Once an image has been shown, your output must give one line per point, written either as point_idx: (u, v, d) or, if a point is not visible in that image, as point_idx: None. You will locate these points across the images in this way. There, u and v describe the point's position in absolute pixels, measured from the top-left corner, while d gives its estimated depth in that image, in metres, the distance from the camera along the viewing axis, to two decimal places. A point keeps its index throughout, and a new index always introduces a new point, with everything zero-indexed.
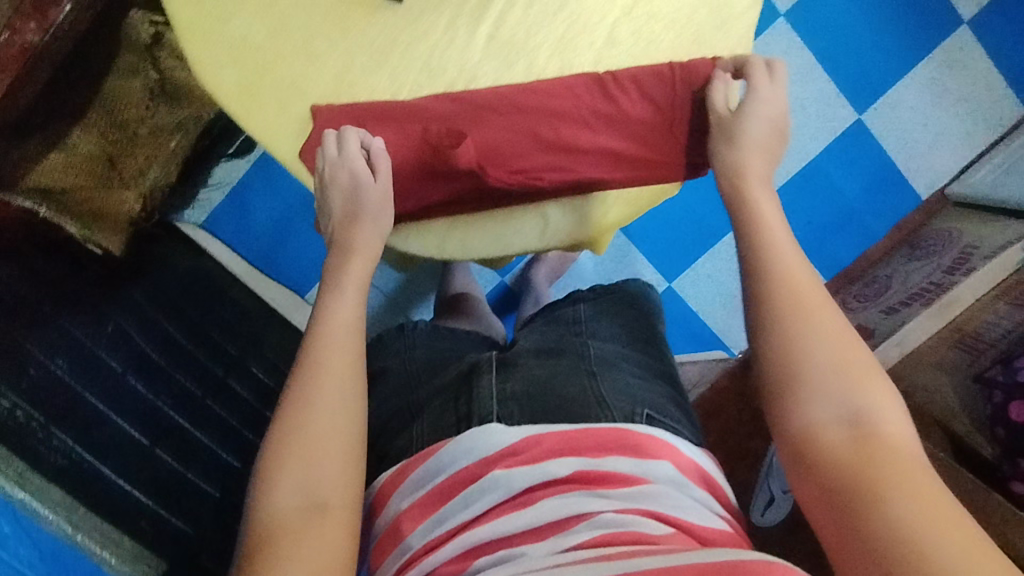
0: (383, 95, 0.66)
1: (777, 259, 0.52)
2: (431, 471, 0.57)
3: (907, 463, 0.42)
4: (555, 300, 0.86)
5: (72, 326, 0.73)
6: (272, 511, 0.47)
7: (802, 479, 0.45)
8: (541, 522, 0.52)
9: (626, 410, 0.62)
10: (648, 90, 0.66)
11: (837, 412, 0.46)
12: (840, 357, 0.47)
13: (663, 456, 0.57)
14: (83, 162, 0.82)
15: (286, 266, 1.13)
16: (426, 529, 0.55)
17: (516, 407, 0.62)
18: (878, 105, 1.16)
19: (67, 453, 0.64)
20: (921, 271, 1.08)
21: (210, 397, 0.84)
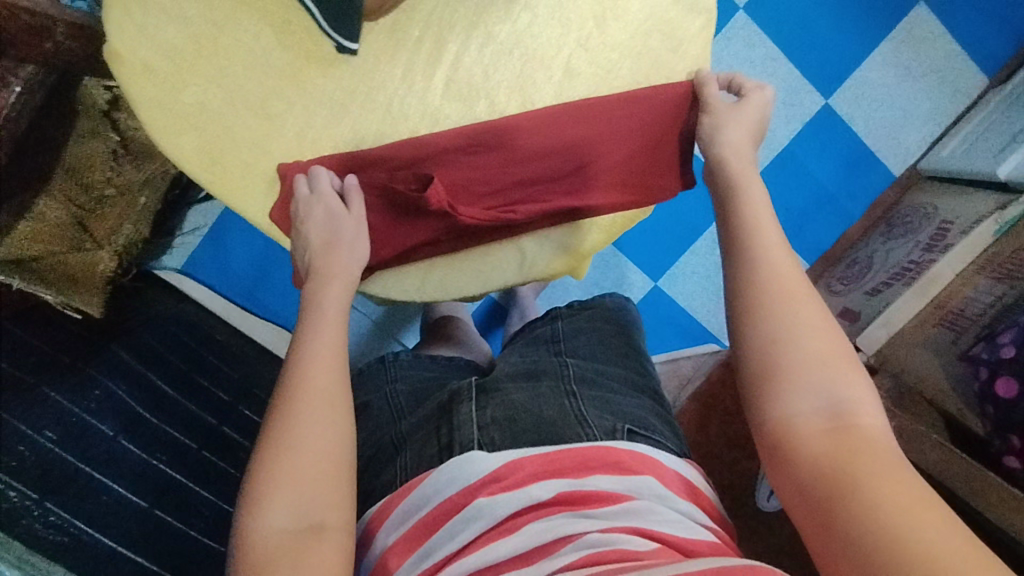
0: (347, 147, 0.66)
1: (759, 255, 0.52)
2: (413, 506, 0.55)
3: (886, 455, 0.43)
4: (532, 320, 0.86)
5: (53, 393, 0.74)
6: (257, 545, 0.45)
7: (783, 472, 0.46)
8: (527, 547, 0.49)
9: (607, 427, 0.61)
10: (610, 119, 0.67)
11: (817, 403, 0.46)
12: (822, 351, 0.47)
13: (645, 472, 0.56)
14: (51, 231, 0.76)
15: (268, 300, 1.07)
16: (412, 565, 0.52)
17: (496, 431, 0.60)
18: (843, 90, 1.17)
19: (64, 528, 0.64)
20: (901, 249, 1.09)
21: (210, 451, 0.83)
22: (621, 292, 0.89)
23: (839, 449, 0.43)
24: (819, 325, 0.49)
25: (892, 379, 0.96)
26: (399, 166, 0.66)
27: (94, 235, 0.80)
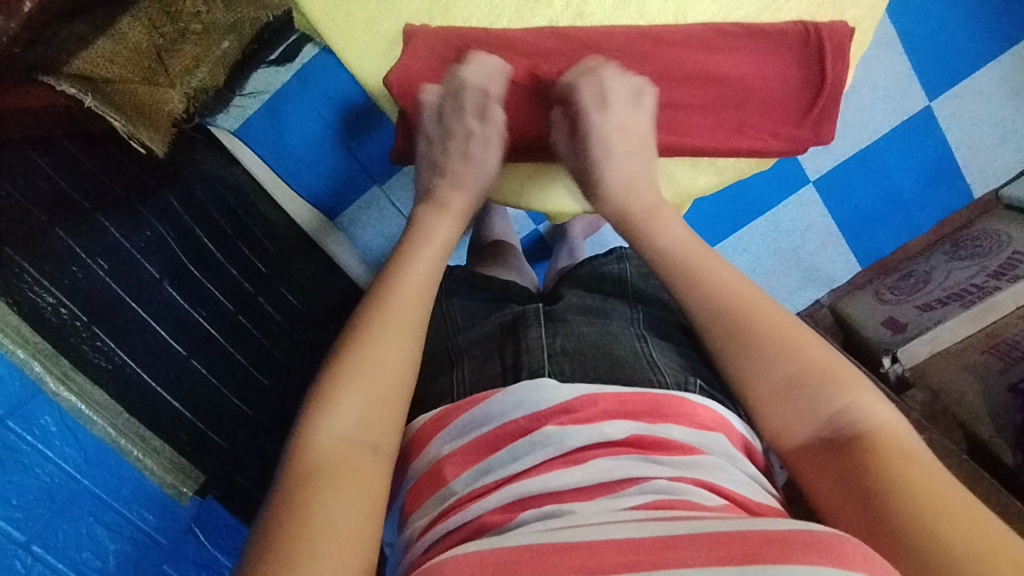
0: (478, 22, 0.70)
1: (713, 279, 0.57)
2: (476, 421, 0.57)
3: (909, 460, 0.46)
4: (596, 258, 0.85)
5: (108, 224, 0.71)
6: (318, 451, 0.47)
7: (820, 490, 0.49)
8: (592, 481, 0.51)
9: (679, 378, 0.63)
10: (750, 56, 0.69)
11: (819, 424, 0.50)
12: (800, 365, 0.52)
13: (718, 430, 0.57)
14: (130, 54, 0.74)
15: (318, 184, 0.97)
16: (469, 477, 0.54)
17: (566, 362, 0.62)
18: (951, 93, 1.11)
19: (111, 358, 0.68)
20: (964, 271, 1.07)
21: (247, 318, 0.83)
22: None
23: (848, 455, 0.47)
24: (794, 340, 0.53)
25: (929, 397, 0.93)
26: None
27: (168, 70, 0.78)
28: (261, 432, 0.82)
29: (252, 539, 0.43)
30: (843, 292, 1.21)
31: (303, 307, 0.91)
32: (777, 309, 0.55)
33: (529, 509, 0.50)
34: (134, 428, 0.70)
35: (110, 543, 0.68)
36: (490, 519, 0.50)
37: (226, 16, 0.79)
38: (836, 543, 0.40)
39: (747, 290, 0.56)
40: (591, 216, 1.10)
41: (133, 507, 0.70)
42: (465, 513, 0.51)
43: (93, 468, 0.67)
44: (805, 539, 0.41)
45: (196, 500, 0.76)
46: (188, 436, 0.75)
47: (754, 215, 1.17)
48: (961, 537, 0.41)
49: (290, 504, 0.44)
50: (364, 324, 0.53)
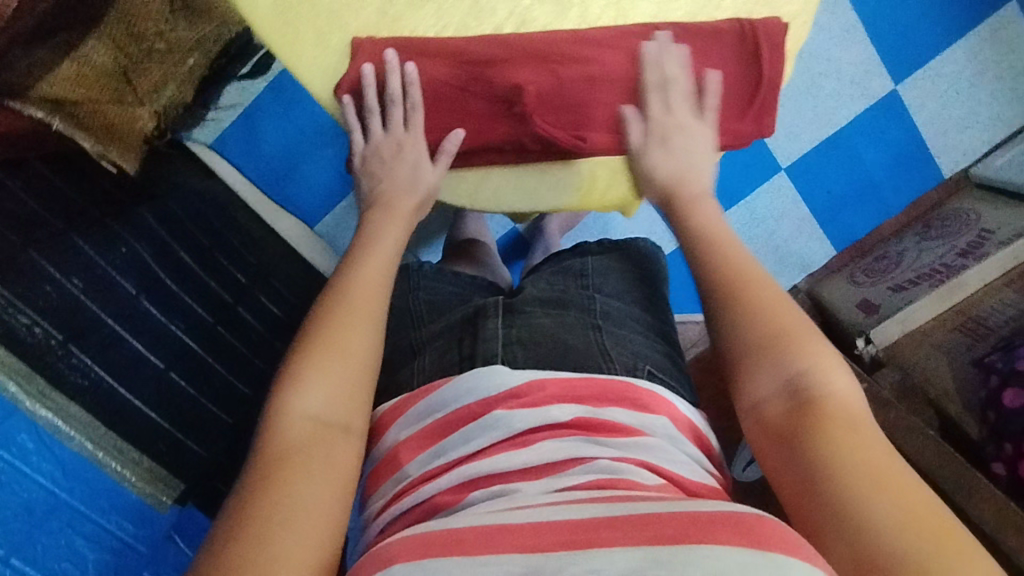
0: (425, 33, 0.66)
1: (717, 254, 0.60)
2: (432, 407, 0.59)
3: (867, 440, 0.46)
4: (561, 250, 0.86)
5: (83, 244, 0.73)
6: (287, 428, 0.49)
7: (768, 451, 0.50)
8: (538, 461, 0.53)
9: (628, 363, 0.66)
10: (702, 55, 0.69)
11: (779, 388, 0.51)
12: (775, 334, 0.54)
13: (659, 412, 0.59)
14: (96, 75, 0.73)
15: (294, 192, 1.02)
16: (423, 460, 0.56)
17: (519, 350, 0.65)
18: (916, 77, 1.13)
19: (86, 373, 0.69)
20: (934, 251, 1.08)
21: (225, 327, 0.85)
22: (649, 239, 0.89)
23: (798, 421, 0.49)
24: (780, 316, 0.55)
25: (899, 376, 0.94)
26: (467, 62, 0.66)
27: (137, 89, 0.77)
28: (241, 440, 0.83)
29: (220, 518, 0.45)
30: (820, 276, 1.22)
31: (286, 314, 0.92)
32: (773, 288, 0.57)
33: (478, 490, 0.52)
34: (113, 444, 0.70)
35: (87, 554, 0.67)
36: (439, 500, 0.52)
37: (187, 34, 0.78)
38: (757, 525, 0.42)
39: (749, 271, 0.58)
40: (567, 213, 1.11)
41: (111, 517, 0.70)
42: (417, 495, 0.53)
43: (70, 482, 0.67)
44: (728, 520, 0.43)
45: (175, 508, 0.76)
46: (167, 446, 0.75)
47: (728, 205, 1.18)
48: (885, 503, 0.42)
49: (257, 479, 0.46)
50: (327, 311, 0.56)
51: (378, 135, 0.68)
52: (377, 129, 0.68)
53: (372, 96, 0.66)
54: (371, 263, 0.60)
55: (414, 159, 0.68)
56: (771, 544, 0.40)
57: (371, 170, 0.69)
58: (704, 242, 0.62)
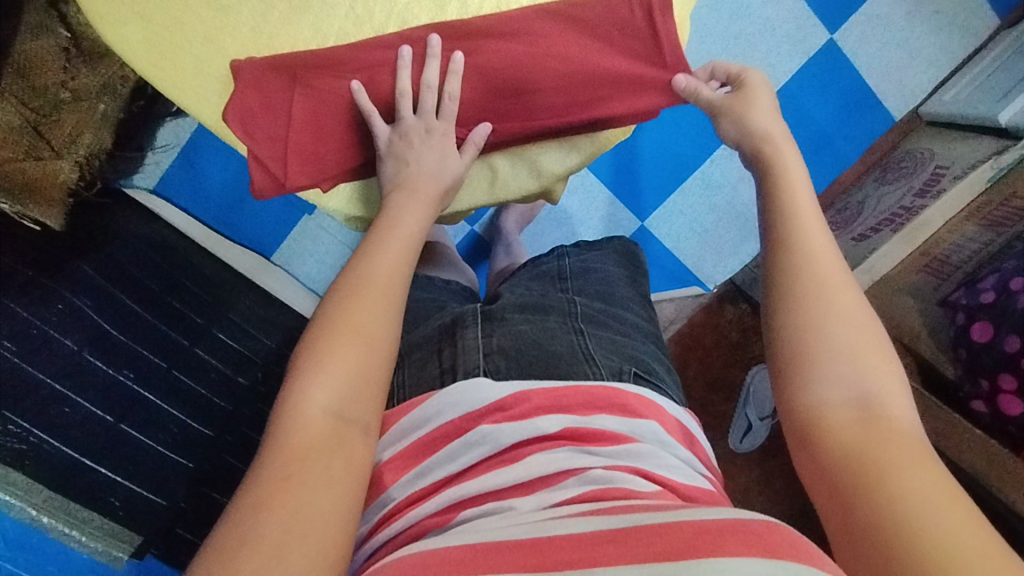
0: (306, 45, 0.63)
1: (801, 242, 0.52)
2: (414, 425, 0.58)
3: (914, 449, 0.43)
4: (538, 256, 0.85)
5: (16, 306, 0.71)
6: (304, 423, 0.46)
7: (805, 458, 0.47)
8: (529, 476, 0.51)
9: (613, 367, 0.63)
10: (606, 30, 0.67)
11: (849, 395, 0.46)
12: (856, 344, 0.48)
13: (649, 416, 0.58)
14: (2, 135, 0.72)
15: (244, 224, 1.01)
16: (406, 482, 0.55)
17: (501, 360, 0.62)
18: (850, 24, 1.12)
19: (24, 437, 0.67)
20: (893, 194, 1.07)
21: (181, 370, 0.83)
22: (624, 235, 0.89)
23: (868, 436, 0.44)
24: (856, 319, 0.49)
25: None
26: (357, 69, 0.63)
27: (51, 143, 0.77)
28: (205, 482, 0.80)
29: (227, 512, 0.43)
30: None
31: (249, 350, 0.91)
32: (851, 289, 0.51)
33: (468, 509, 0.50)
34: (58, 507, 0.66)
35: None
36: (427, 523, 0.51)
37: (92, 79, 0.79)
38: (767, 535, 0.40)
39: (835, 271, 0.51)
40: (523, 208, 1.10)
41: None
42: (403, 521, 0.52)
43: (11, 551, 0.64)
44: (739, 529, 0.41)
45: (132, 562, 0.71)
46: (120, 500, 0.72)
47: (684, 176, 1.16)
48: (949, 529, 0.37)
49: (265, 477, 0.43)
50: (344, 290, 0.52)
51: (384, 138, 0.63)
52: (409, 114, 0.63)
53: (406, 79, 0.63)
54: (392, 246, 0.56)
55: (440, 148, 0.63)
56: (782, 554, 0.38)
57: (398, 153, 0.62)
58: (791, 229, 0.53)
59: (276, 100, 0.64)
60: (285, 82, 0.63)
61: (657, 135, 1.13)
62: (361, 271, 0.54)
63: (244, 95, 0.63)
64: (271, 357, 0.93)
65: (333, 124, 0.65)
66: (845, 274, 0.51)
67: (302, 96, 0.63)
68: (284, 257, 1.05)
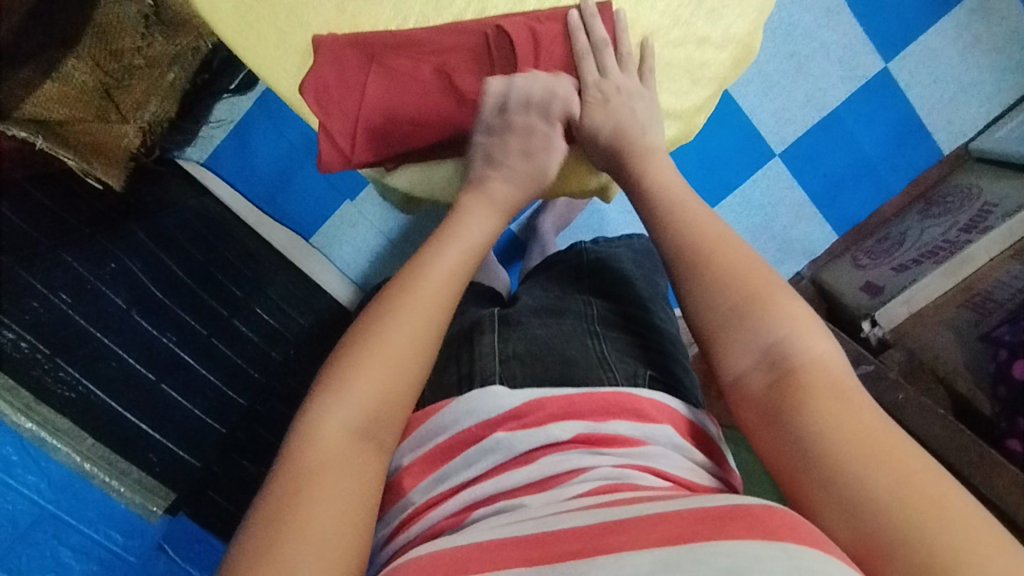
0: (387, 27, 0.64)
1: (688, 223, 0.55)
2: (432, 431, 0.52)
3: (874, 431, 0.41)
4: (558, 253, 0.80)
5: (72, 260, 0.77)
6: (320, 437, 0.45)
7: (776, 437, 0.44)
8: (540, 475, 0.47)
9: (628, 372, 0.58)
10: (682, 35, 0.67)
11: (755, 358, 0.47)
12: (744, 295, 0.49)
13: (664, 420, 0.51)
14: (77, 94, 0.73)
15: (290, 206, 0.99)
16: (427, 486, 0.50)
17: (518, 367, 0.57)
18: (905, 53, 1.11)
19: (73, 385, 0.72)
20: (936, 228, 1.05)
21: (219, 340, 0.84)
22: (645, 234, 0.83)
23: (782, 397, 0.45)
24: (744, 272, 0.50)
25: (905, 356, 0.93)
26: (430, 51, 0.64)
27: (119, 107, 0.79)
28: (236, 449, 0.81)
29: (242, 528, 0.42)
30: (823, 262, 1.18)
31: (284, 326, 0.90)
32: (744, 247, 0.53)
33: (483, 507, 0.46)
34: (101, 455, 0.72)
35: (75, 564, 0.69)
36: (444, 527, 0.46)
37: (167, 48, 0.81)
38: (765, 516, 0.36)
39: (710, 228, 0.54)
40: (559, 211, 1.08)
41: (100, 528, 0.71)
42: (421, 524, 0.47)
43: (56, 494, 0.69)
44: (737, 513, 0.37)
45: (165, 517, 0.76)
46: (157, 457, 0.76)
47: (723, 193, 1.15)
48: (975, 553, 0.35)
49: (276, 492, 0.42)
50: (377, 312, 0.51)
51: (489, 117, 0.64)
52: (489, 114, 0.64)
53: (504, 84, 0.63)
54: (433, 265, 0.55)
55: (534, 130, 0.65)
56: (784, 536, 0.35)
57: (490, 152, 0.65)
58: (675, 217, 0.56)
59: (350, 76, 0.64)
60: (363, 59, 0.63)
61: (702, 153, 1.13)
62: (397, 294, 0.52)
63: (322, 71, 0.63)
64: (304, 334, 0.92)
65: (400, 104, 0.65)
66: (745, 248, 0.53)
67: (377, 75, 0.64)
68: (323, 240, 1.00)
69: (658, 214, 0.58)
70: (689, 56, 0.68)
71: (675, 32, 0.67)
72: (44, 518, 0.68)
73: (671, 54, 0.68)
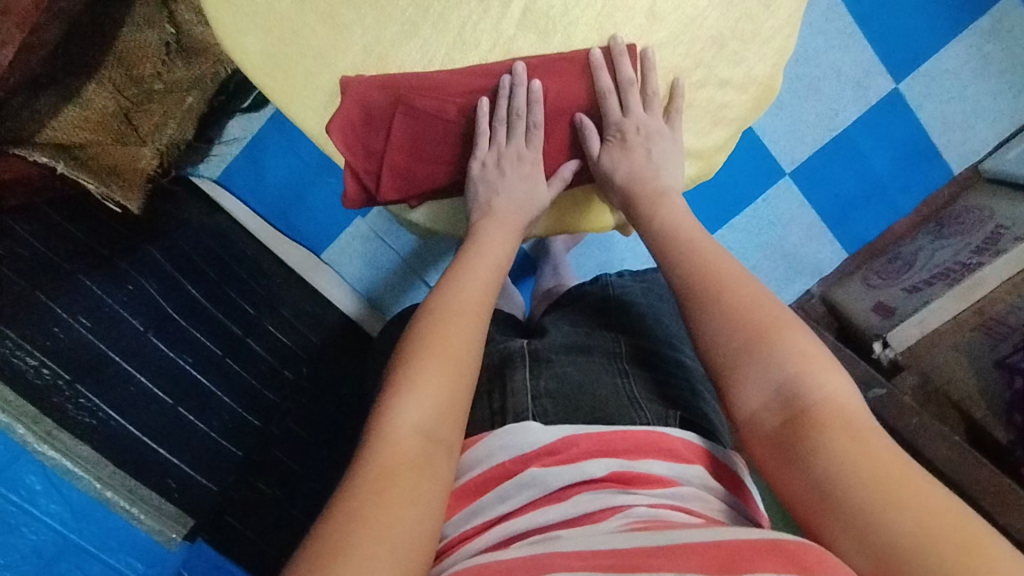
0: (412, 69, 0.64)
1: (709, 262, 0.56)
2: (467, 465, 0.54)
3: (899, 469, 0.40)
4: (581, 285, 0.80)
5: (87, 282, 0.77)
6: (393, 437, 0.45)
7: (798, 473, 0.44)
8: (575, 512, 0.47)
9: (659, 411, 0.59)
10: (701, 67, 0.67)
11: (768, 396, 0.48)
12: (755, 332, 0.50)
13: (696, 461, 0.52)
14: (96, 119, 0.74)
15: (301, 222, 0.98)
16: (461, 520, 0.50)
17: (550, 403, 0.58)
18: (916, 74, 1.11)
19: (92, 411, 0.72)
20: (949, 249, 1.05)
21: (235, 361, 0.86)
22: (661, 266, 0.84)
23: (795, 436, 0.45)
24: (752, 311, 0.51)
25: (920, 379, 0.92)
26: (455, 93, 0.64)
27: (139, 131, 0.80)
28: (254, 474, 0.82)
29: (317, 528, 0.41)
30: (833, 281, 1.18)
31: (297, 344, 0.92)
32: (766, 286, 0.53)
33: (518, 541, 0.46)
34: (121, 482, 0.71)
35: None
36: None
37: (187, 73, 0.81)
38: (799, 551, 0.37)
39: (729, 266, 0.55)
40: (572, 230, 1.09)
41: (122, 556, 0.70)
42: (454, 556, 0.47)
43: (79, 522, 0.68)
44: (772, 543, 0.38)
45: (186, 544, 0.74)
46: (177, 483, 0.76)
47: (734, 212, 1.16)
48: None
49: (356, 493, 0.42)
50: (435, 318, 0.53)
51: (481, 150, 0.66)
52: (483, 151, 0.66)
53: (502, 108, 0.65)
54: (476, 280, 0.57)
55: (529, 176, 0.67)
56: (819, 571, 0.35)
57: (490, 181, 0.66)
58: (696, 253, 0.57)
59: (376, 115, 0.64)
60: (389, 98, 0.64)
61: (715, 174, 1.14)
62: (449, 305, 0.54)
63: (348, 110, 0.64)
64: (315, 351, 0.93)
65: (424, 143, 0.66)
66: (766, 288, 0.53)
67: (403, 116, 0.64)
68: (333, 254, 0.99)
69: (678, 249, 0.58)
70: (708, 87, 0.68)
71: (697, 75, 0.67)
72: (67, 552, 0.66)
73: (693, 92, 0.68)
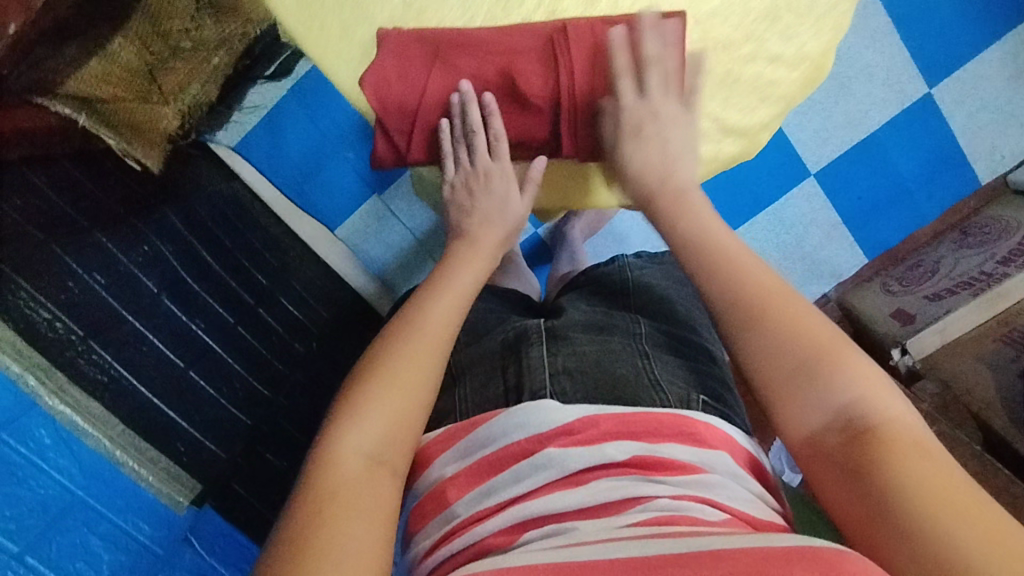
0: (452, 24, 0.64)
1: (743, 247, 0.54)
2: (480, 442, 0.51)
3: (968, 504, 0.39)
4: (598, 266, 0.78)
5: (105, 240, 0.76)
6: (338, 462, 0.44)
7: (860, 500, 0.42)
8: (593, 501, 0.46)
9: (681, 395, 0.57)
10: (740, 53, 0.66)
11: (828, 419, 0.46)
12: (812, 347, 0.48)
13: (720, 447, 0.51)
14: (122, 73, 0.76)
15: (315, 196, 0.92)
16: (472, 499, 0.48)
17: (569, 382, 0.56)
18: (949, 79, 1.10)
19: (105, 368, 0.72)
20: (973, 259, 1.03)
21: (245, 328, 0.85)
22: None
23: (857, 459, 0.43)
24: (802, 322, 0.49)
25: (939, 387, 0.91)
26: (494, 52, 0.63)
27: (162, 89, 0.79)
28: (260, 442, 0.83)
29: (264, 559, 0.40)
30: (850, 285, 1.16)
31: (308, 318, 0.89)
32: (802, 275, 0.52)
33: (536, 529, 0.45)
34: (130, 442, 0.73)
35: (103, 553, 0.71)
36: (492, 545, 0.45)
37: (214, 32, 0.80)
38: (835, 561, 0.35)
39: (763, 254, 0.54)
40: (590, 218, 1.07)
41: (129, 517, 0.73)
42: (467, 537, 0.46)
43: (87, 480, 0.71)
44: (804, 554, 0.36)
45: (191, 509, 0.78)
46: (185, 446, 0.77)
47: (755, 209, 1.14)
48: None
49: (299, 521, 0.41)
50: (388, 342, 0.52)
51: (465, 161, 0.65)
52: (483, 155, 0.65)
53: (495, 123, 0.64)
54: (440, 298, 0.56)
55: (505, 190, 0.65)
56: None
57: (464, 195, 0.66)
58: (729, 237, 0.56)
59: (413, 69, 0.64)
60: (427, 53, 0.63)
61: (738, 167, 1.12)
62: (403, 327, 0.53)
63: (384, 62, 0.63)
64: (326, 324, 0.91)
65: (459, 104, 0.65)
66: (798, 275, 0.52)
67: (440, 72, 0.64)
68: (347, 233, 0.95)
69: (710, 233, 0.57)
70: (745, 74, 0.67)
71: (747, 49, 0.66)
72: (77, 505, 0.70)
73: (739, 71, 0.67)
